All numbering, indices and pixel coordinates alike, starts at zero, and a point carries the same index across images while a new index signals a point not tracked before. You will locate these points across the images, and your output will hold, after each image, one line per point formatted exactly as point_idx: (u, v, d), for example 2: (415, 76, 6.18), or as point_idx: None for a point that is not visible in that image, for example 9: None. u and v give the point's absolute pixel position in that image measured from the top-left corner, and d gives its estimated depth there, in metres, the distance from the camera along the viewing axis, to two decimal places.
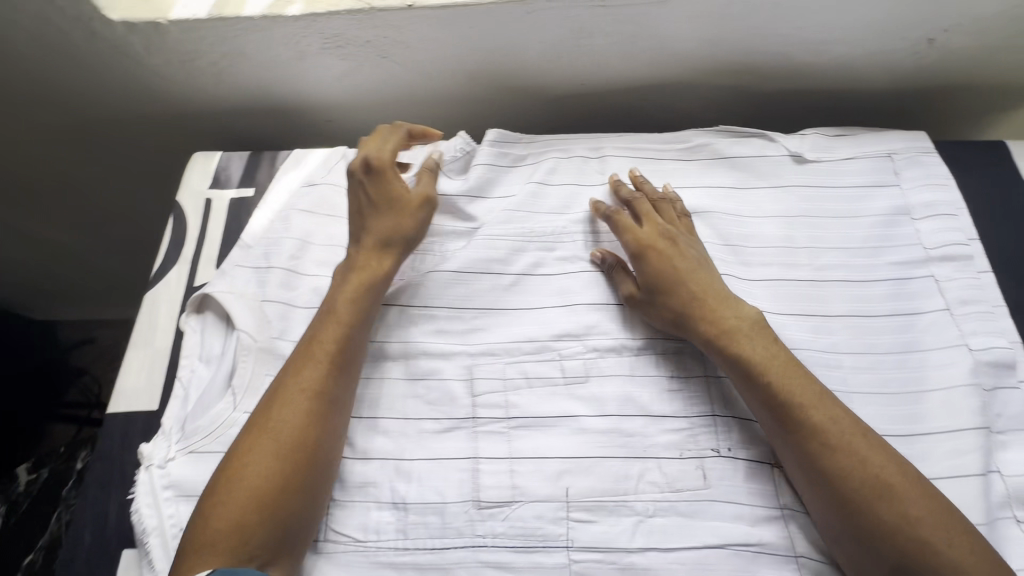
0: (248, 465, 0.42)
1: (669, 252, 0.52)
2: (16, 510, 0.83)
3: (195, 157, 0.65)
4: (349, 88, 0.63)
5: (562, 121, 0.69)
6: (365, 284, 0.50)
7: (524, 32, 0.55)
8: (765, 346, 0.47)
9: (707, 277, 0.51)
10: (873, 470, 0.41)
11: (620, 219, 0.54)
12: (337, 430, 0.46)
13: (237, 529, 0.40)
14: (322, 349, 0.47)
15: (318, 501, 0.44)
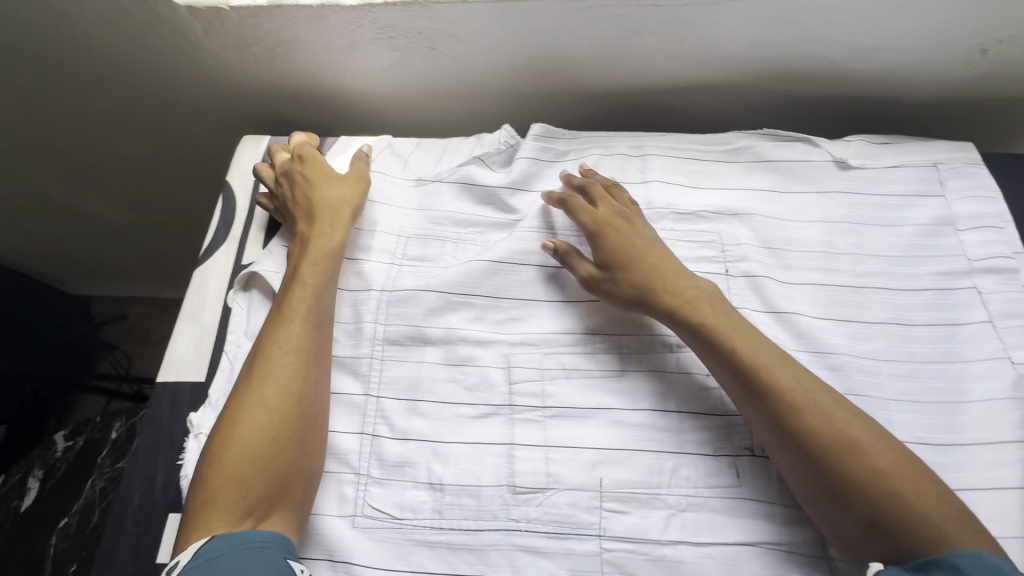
0: (237, 427, 0.45)
1: (625, 233, 0.53)
2: (54, 474, 0.87)
3: (245, 139, 0.67)
4: (396, 78, 0.65)
5: (603, 119, 0.69)
6: (325, 250, 0.54)
7: (573, 28, 0.56)
8: (723, 318, 0.47)
9: (661, 255, 0.52)
10: (842, 440, 0.41)
11: (574, 202, 0.56)
12: (319, 383, 0.49)
13: (233, 483, 0.42)
14: (294, 310, 0.50)
15: (313, 449, 0.47)
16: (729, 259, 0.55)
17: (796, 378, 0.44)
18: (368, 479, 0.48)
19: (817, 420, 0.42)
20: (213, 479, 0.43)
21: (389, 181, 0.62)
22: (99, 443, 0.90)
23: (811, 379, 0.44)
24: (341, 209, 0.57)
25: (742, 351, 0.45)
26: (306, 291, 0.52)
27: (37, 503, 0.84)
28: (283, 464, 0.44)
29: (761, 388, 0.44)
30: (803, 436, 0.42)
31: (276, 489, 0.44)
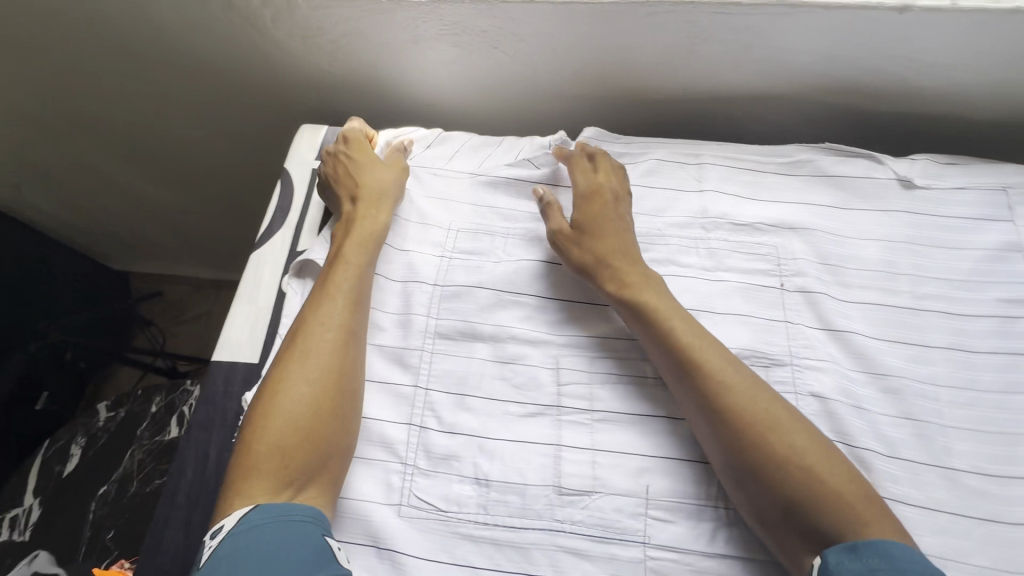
0: (279, 398, 0.46)
1: (604, 207, 0.55)
2: (95, 442, 0.90)
3: (304, 129, 0.69)
4: (454, 75, 0.65)
5: (656, 124, 0.69)
6: (366, 234, 0.56)
7: (637, 33, 0.56)
8: (665, 298, 0.50)
9: (623, 236, 0.54)
10: (765, 420, 0.43)
11: (576, 170, 0.58)
12: (358, 360, 0.50)
13: (275, 452, 0.44)
14: (338, 288, 0.52)
15: (350, 424, 0.48)
16: (785, 274, 0.54)
17: (727, 360, 0.46)
18: (414, 469, 0.49)
19: (746, 401, 0.44)
20: (255, 447, 0.44)
21: (442, 178, 0.63)
22: (139, 415, 0.92)
23: (739, 363, 0.47)
24: (386, 195, 0.59)
25: (685, 332, 0.48)
26: (348, 270, 0.53)
27: (78, 469, 0.88)
28: (322, 437, 0.46)
29: (693, 366, 0.46)
30: (730, 413, 0.44)
31: (316, 461, 0.45)
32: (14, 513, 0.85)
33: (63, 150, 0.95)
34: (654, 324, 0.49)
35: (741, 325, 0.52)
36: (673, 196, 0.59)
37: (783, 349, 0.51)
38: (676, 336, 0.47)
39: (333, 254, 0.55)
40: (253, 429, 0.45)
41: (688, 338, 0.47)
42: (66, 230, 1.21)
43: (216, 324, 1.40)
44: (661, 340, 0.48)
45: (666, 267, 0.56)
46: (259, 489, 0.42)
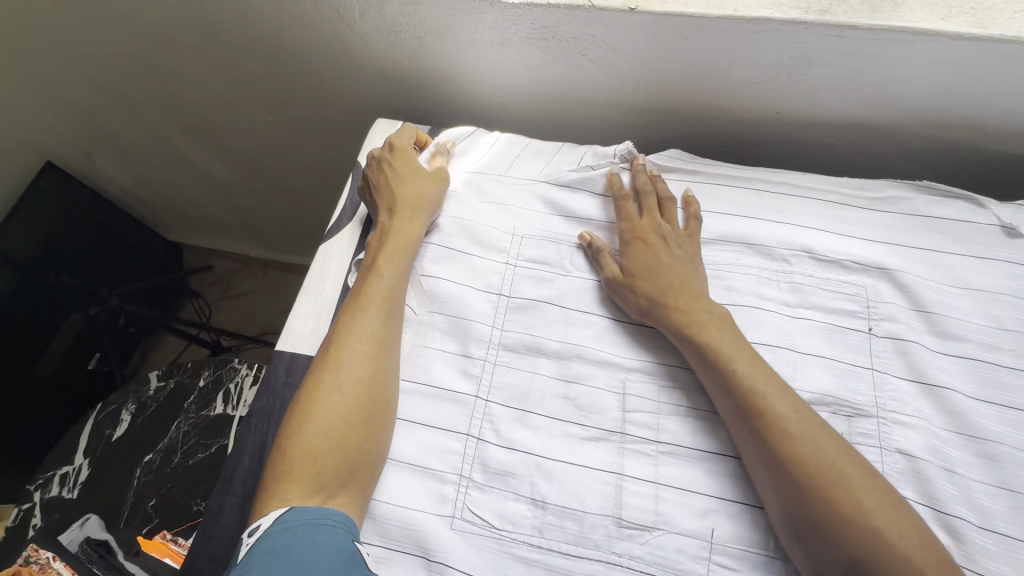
0: (309, 408, 0.46)
1: (659, 245, 0.53)
2: (145, 410, 0.92)
3: (378, 125, 0.69)
4: (535, 80, 0.64)
5: (738, 144, 0.66)
6: (401, 242, 0.55)
7: (738, 51, 0.53)
8: (728, 339, 0.47)
9: (686, 275, 0.51)
10: (830, 477, 0.41)
11: (623, 211, 0.55)
12: (389, 370, 0.50)
13: (307, 462, 0.44)
14: (370, 298, 0.51)
15: (381, 435, 0.47)
16: (872, 317, 0.51)
17: (797, 410, 0.44)
18: (470, 482, 0.48)
19: (812, 455, 0.42)
20: (287, 456, 0.45)
21: (508, 184, 0.61)
22: (188, 388, 0.93)
23: (815, 419, 0.44)
24: (421, 206, 0.57)
25: (748, 376, 0.45)
26: (382, 280, 0.52)
27: (127, 436, 0.90)
28: (353, 446, 0.46)
29: (755, 416, 0.44)
30: (794, 469, 0.42)
31: (347, 469, 0.45)
32: (65, 471, 0.88)
33: (138, 124, 0.98)
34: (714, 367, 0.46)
35: (824, 368, 0.49)
36: (753, 223, 0.56)
37: (869, 400, 0.48)
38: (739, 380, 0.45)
39: (368, 262, 0.54)
40: (287, 434, 0.46)
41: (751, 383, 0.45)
42: (130, 199, 1.26)
43: (261, 303, 1.43)
44: (722, 384, 0.46)
45: (744, 298, 0.53)
46: (290, 494, 0.43)
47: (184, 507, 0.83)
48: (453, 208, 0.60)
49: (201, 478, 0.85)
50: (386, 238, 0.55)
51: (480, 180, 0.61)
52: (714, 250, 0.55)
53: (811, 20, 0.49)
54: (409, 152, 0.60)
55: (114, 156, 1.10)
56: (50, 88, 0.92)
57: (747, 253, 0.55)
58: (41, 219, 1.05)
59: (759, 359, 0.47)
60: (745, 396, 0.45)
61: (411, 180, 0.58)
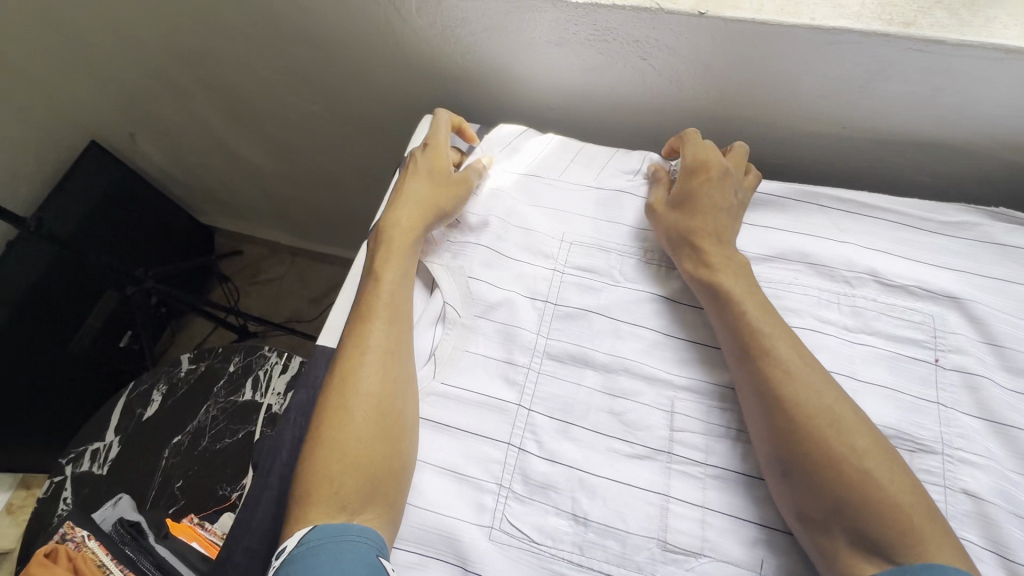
0: (321, 428, 0.46)
1: (711, 183, 0.52)
2: (175, 392, 0.93)
3: (426, 121, 0.68)
4: (589, 82, 0.62)
5: (797, 158, 0.64)
6: (402, 245, 0.54)
7: (811, 60, 0.51)
8: (745, 285, 0.48)
9: (724, 220, 0.51)
10: (863, 481, 0.39)
11: (689, 148, 0.54)
12: (400, 378, 0.48)
13: (326, 481, 0.44)
14: (373, 310, 0.50)
15: (400, 448, 0.46)
16: (939, 348, 0.48)
17: (836, 402, 0.42)
18: (509, 493, 0.47)
19: (847, 454, 0.40)
20: (307, 478, 0.44)
21: (559, 189, 0.60)
22: (218, 371, 0.94)
23: (850, 408, 0.42)
24: (425, 206, 0.56)
25: (775, 364, 0.44)
26: (385, 290, 0.51)
27: (157, 416, 0.91)
28: (370, 461, 0.44)
29: (788, 433, 0.42)
30: (826, 484, 0.40)
31: (368, 486, 0.44)
32: (96, 447, 0.89)
33: (182, 108, 0.99)
34: (738, 324, 0.46)
35: (885, 399, 0.47)
36: (813, 241, 0.54)
37: (933, 435, 0.45)
38: (763, 376, 0.44)
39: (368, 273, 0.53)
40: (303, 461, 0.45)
41: (779, 354, 0.44)
42: (168, 181, 1.27)
43: (288, 290, 1.43)
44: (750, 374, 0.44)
45: (803, 320, 0.51)
46: (315, 515, 0.43)
47: (209, 491, 0.83)
48: (501, 211, 0.59)
49: (227, 463, 0.85)
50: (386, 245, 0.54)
51: (532, 182, 0.61)
52: (772, 268, 0.53)
53: (893, 33, 0.47)
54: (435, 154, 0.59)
55: (155, 138, 1.11)
56: (100, 69, 0.93)
57: (806, 273, 0.53)
58: (85, 197, 1.07)
59: (772, 311, 0.47)
60: (773, 403, 0.43)
61: (420, 178, 0.58)
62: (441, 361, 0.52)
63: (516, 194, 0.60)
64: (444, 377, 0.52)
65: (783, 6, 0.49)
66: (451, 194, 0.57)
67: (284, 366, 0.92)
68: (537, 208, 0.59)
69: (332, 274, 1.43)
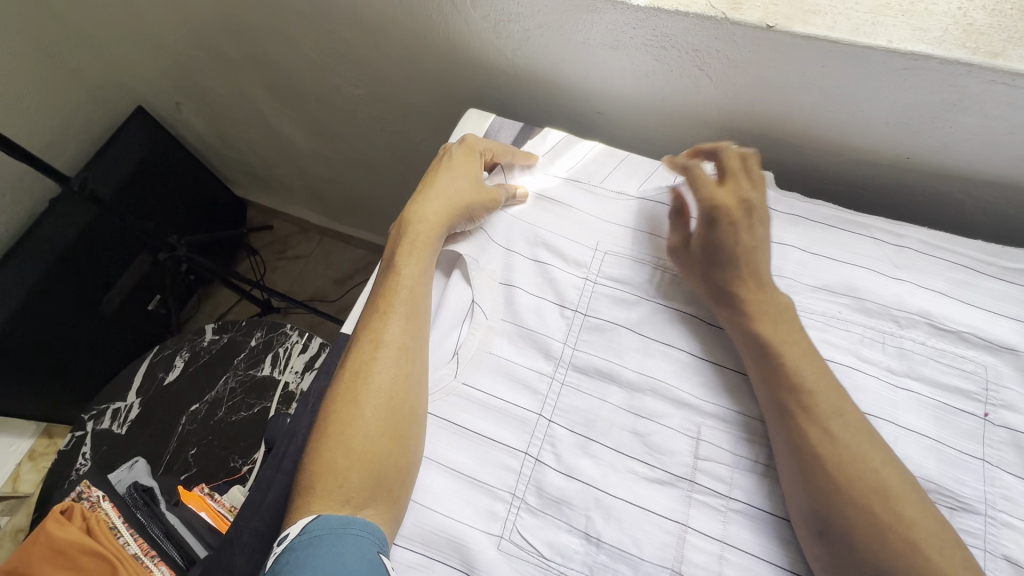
0: (330, 420, 0.46)
1: (733, 228, 0.49)
2: (197, 360, 0.94)
3: (468, 114, 0.67)
4: (641, 89, 0.60)
5: (852, 186, 0.61)
6: (424, 238, 0.53)
7: (879, 84, 0.49)
8: (791, 334, 0.45)
9: (760, 259, 0.48)
10: (903, 531, 0.38)
11: (700, 176, 0.51)
12: (414, 375, 0.48)
13: (331, 476, 0.43)
14: (392, 303, 0.50)
15: (411, 449, 0.46)
16: (990, 401, 0.46)
17: (875, 452, 0.40)
18: (522, 504, 0.46)
19: (885, 504, 0.39)
20: (312, 470, 0.44)
21: (600, 197, 0.58)
22: (239, 345, 0.94)
23: (897, 466, 0.40)
24: (451, 200, 0.55)
25: (828, 404, 0.42)
26: (404, 283, 0.51)
27: (178, 381, 0.93)
28: (375, 458, 0.44)
29: (813, 476, 0.40)
30: (870, 542, 0.38)
31: (372, 483, 0.43)
32: (117, 406, 0.91)
33: (228, 80, 1.00)
34: (770, 369, 0.44)
35: (928, 450, 0.44)
36: (862, 275, 0.51)
37: (977, 494, 0.43)
38: (812, 412, 0.42)
39: (388, 265, 0.53)
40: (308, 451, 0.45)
41: (819, 411, 0.42)
42: (207, 151, 1.29)
43: (313, 268, 1.45)
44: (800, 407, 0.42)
45: (845, 356, 0.48)
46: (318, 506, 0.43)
47: (222, 462, 0.85)
48: (540, 215, 0.58)
49: (241, 436, 0.87)
50: (409, 238, 0.53)
51: (573, 187, 0.59)
52: (816, 299, 0.51)
53: (977, 63, 0.44)
54: (474, 154, 0.59)
55: (199, 109, 1.13)
56: (153, 37, 0.94)
57: (852, 308, 0.50)
58: (127, 161, 1.09)
59: (814, 354, 0.45)
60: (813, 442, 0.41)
61: (451, 173, 0.57)
62: (463, 360, 0.51)
63: (557, 198, 0.59)
64: (465, 377, 0.51)
65: (858, 25, 0.47)
66: (482, 200, 0.56)
67: (305, 345, 0.92)
68: (576, 214, 0.58)
69: (357, 257, 1.44)
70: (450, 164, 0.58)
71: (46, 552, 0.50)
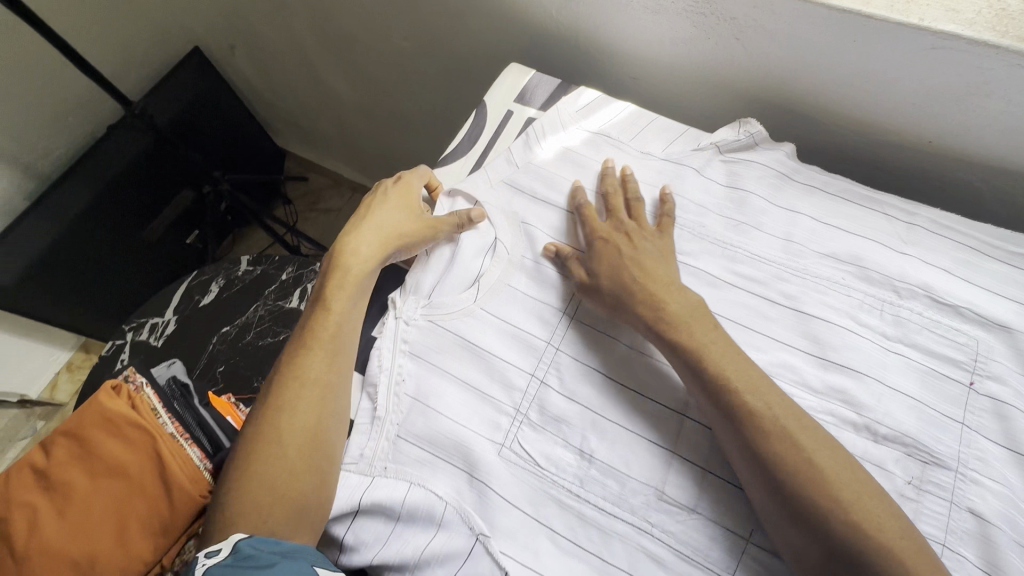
0: (256, 454, 0.49)
1: (619, 249, 0.53)
2: (231, 287, 1.01)
3: (509, 67, 0.70)
4: (678, 54, 0.63)
5: (873, 167, 0.63)
6: (357, 282, 0.56)
7: (907, 63, 0.51)
8: (713, 338, 0.47)
9: (657, 268, 0.51)
10: (845, 473, 0.41)
11: (586, 210, 0.57)
12: (336, 411, 0.51)
13: (255, 507, 0.46)
14: (318, 340, 0.53)
15: (327, 479, 0.48)
16: (978, 371, 0.48)
17: (785, 409, 0.43)
18: (524, 419, 0.50)
19: (813, 448, 0.41)
20: (236, 502, 0.47)
21: (625, 154, 0.61)
22: (271, 277, 1.01)
23: (813, 432, 0.42)
24: (391, 235, 0.58)
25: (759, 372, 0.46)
26: (332, 320, 0.54)
27: (212, 304, 0.99)
28: (297, 491, 0.47)
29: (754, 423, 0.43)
30: (820, 527, 0.39)
31: (295, 513, 0.46)
32: (155, 321, 0.98)
33: (282, 25, 1.04)
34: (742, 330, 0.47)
35: (910, 409, 0.47)
36: (871, 246, 0.54)
37: (951, 452, 0.45)
38: (750, 373, 0.45)
39: (319, 302, 0.56)
40: (229, 488, 0.48)
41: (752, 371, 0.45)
42: (255, 97, 1.35)
43: (343, 221, 1.50)
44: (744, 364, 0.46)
45: (842, 319, 0.51)
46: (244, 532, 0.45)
47: (246, 381, 0.91)
48: (566, 168, 0.62)
49: (266, 360, 0.92)
50: (338, 278, 0.56)
51: (600, 143, 0.62)
52: (823, 265, 0.54)
53: (1004, 45, 0.46)
54: (412, 192, 0.61)
55: (251, 53, 1.18)
56: None
57: (856, 277, 0.53)
58: (181, 96, 1.15)
59: (735, 347, 0.47)
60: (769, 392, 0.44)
61: (388, 209, 0.60)
62: (483, 288, 0.56)
63: (584, 153, 0.62)
64: (483, 303, 0.55)
65: (894, 2, 0.49)
66: (424, 233, 0.58)
67: None
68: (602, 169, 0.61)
69: None
70: (383, 200, 0.61)
71: (97, 419, 0.56)
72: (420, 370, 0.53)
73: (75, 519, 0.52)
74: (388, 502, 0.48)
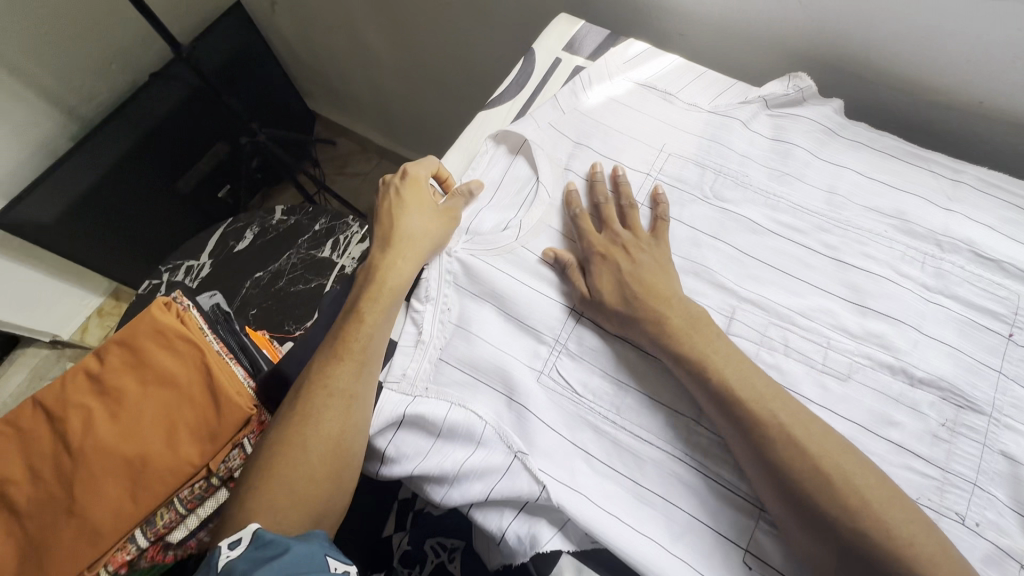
0: (277, 457, 0.49)
1: (619, 262, 0.52)
2: (265, 234, 1.03)
3: (559, 17, 0.71)
4: (729, 8, 0.63)
5: (918, 130, 0.63)
6: (391, 290, 0.55)
7: (967, 16, 0.51)
8: (712, 348, 0.47)
9: (657, 280, 0.51)
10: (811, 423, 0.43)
11: (582, 223, 0.55)
12: (361, 424, 0.50)
13: (269, 509, 0.47)
14: (350, 350, 0.52)
15: (343, 487, 0.49)
16: (1017, 324, 0.48)
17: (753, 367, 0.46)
18: (563, 349, 0.52)
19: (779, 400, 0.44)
20: (252, 504, 0.47)
21: (671, 104, 0.62)
22: (304, 228, 1.03)
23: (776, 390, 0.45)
24: (418, 239, 0.56)
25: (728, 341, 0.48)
26: (364, 329, 0.53)
27: (247, 250, 1.02)
28: (313, 498, 0.48)
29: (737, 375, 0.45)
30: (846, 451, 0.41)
31: (307, 518, 0.48)
32: (190, 264, 1.00)
33: None
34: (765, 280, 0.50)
35: (947, 356, 0.48)
36: (916, 200, 0.54)
37: (986, 398, 0.46)
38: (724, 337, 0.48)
39: (352, 310, 0.55)
40: (246, 490, 0.49)
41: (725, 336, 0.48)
42: (289, 56, 1.36)
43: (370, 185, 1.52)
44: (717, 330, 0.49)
45: (883, 270, 0.52)
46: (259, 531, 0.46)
47: (278, 324, 0.94)
48: (612, 116, 0.62)
49: (298, 305, 0.95)
50: (371, 285, 0.55)
51: (647, 92, 0.63)
52: (866, 218, 0.54)
53: None
54: (421, 185, 0.59)
55: (289, 9, 1.19)
56: None
57: (898, 230, 0.53)
58: (222, 47, 1.17)
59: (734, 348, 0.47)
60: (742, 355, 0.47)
61: (402, 207, 0.58)
62: (526, 228, 0.57)
63: (630, 102, 0.63)
64: (526, 241, 0.56)
65: None
66: (441, 226, 0.57)
67: (363, 236, 1.00)
68: (648, 118, 0.62)
69: None
70: (394, 200, 0.59)
71: (150, 330, 0.59)
72: (463, 300, 0.54)
73: (126, 424, 0.54)
74: (431, 417, 0.49)
